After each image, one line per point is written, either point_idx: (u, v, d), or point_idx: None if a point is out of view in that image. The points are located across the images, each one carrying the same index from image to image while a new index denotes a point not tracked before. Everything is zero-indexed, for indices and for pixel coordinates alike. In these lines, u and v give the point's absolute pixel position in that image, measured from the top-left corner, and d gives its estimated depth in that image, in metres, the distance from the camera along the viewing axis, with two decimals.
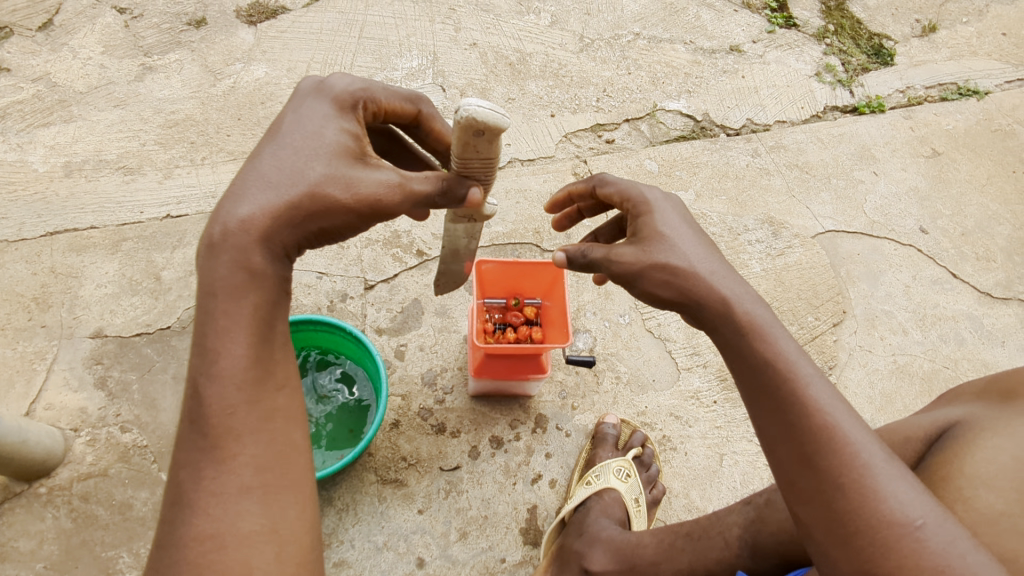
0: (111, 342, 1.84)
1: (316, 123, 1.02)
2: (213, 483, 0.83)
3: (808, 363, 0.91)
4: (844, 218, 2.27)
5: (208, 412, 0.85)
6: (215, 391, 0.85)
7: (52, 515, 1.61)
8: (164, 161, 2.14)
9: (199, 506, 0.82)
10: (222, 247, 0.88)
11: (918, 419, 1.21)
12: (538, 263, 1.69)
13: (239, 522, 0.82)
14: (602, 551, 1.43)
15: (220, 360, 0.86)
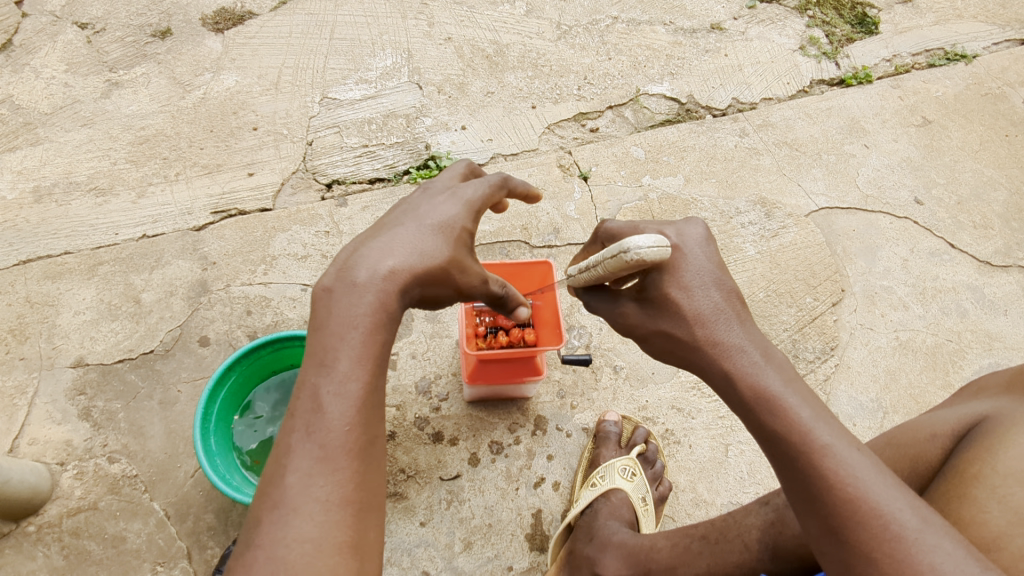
0: (93, 371, 1.78)
1: (437, 208, 1.09)
2: (316, 493, 0.82)
3: (830, 429, 0.84)
4: (837, 193, 2.22)
5: (326, 422, 0.85)
6: (337, 403, 0.86)
7: (43, 553, 1.57)
8: (137, 179, 2.08)
9: (295, 513, 0.81)
10: (361, 288, 0.93)
11: (943, 414, 1.12)
12: (528, 263, 1.64)
13: (332, 538, 0.81)
14: (614, 556, 1.39)
15: (348, 381, 0.87)
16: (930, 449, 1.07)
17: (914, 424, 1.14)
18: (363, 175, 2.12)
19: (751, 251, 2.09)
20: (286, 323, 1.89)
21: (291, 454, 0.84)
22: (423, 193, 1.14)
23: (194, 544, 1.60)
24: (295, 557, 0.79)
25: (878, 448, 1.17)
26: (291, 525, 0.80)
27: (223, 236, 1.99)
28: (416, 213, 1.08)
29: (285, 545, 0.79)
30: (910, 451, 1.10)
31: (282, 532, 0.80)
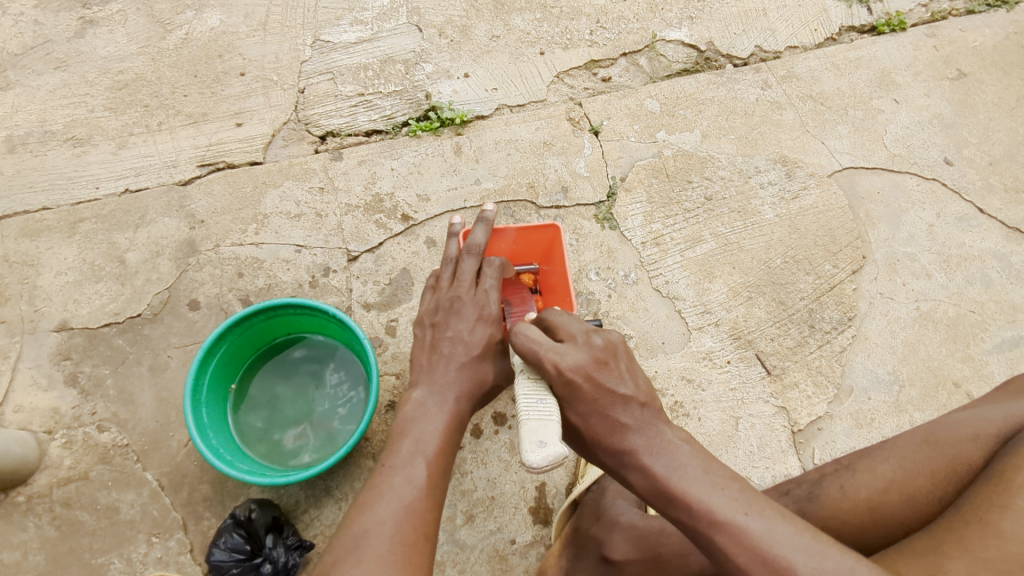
0: (78, 336, 1.70)
1: (468, 324, 1.28)
2: (412, 520, 1.05)
3: (721, 502, 0.94)
4: (863, 152, 2.09)
5: (419, 474, 1.10)
6: (429, 466, 1.12)
7: (34, 524, 1.53)
8: (116, 128, 1.94)
9: (394, 530, 1.02)
10: (442, 397, 1.20)
11: (985, 413, 1.14)
12: (536, 228, 1.54)
13: (416, 557, 1.01)
14: (622, 537, 1.36)
15: (435, 452, 1.14)
16: (970, 450, 1.09)
17: (951, 421, 1.16)
18: (359, 127, 1.99)
19: (769, 213, 1.99)
20: (279, 286, 1.79)
21: (394, 486, 1.07)
22: (451, 310, 1.30)
23: (190, 515, 1.56)
24: (391, 551, 1.00)
25: (910, 444, 1.17)
26: (389, 537, 1.01)
27: (210, 192, 1.87)
28: (451, 336, 1.27)
29: (383, 552, 0.99)
30: (949, 452, 1.11)
31: (380, 540, 1.00)
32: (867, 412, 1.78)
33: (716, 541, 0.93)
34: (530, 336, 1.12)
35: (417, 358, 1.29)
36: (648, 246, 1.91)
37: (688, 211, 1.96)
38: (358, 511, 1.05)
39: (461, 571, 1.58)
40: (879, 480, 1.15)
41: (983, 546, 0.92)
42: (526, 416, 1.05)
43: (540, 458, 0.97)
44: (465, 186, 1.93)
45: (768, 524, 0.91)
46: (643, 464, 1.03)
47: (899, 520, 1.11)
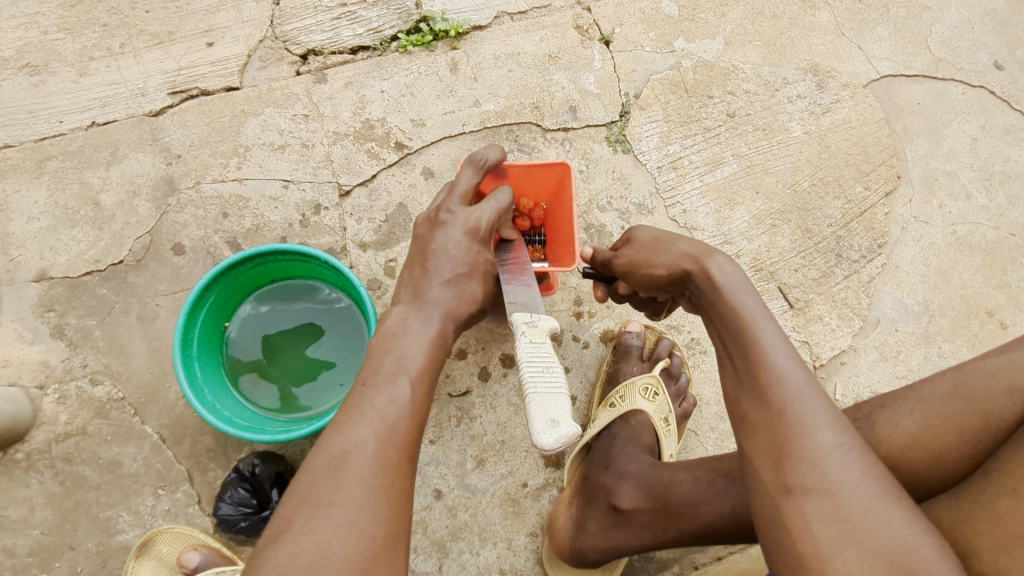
0: (59, 286, 1.60)
1: (455, 242, 1.19)
2: (394, 442, 0.96)
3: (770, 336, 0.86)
4: (904, 57, 1.88)
5: (402, 392, 1.00)
6: (414, 384, 1.02)
7: (37, 480, 1.50)
8: (74, 52, 1.74)
9: (376, 452, 0.93)
10: (426, 314, 1.11)
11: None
12: (542, 164, 1.39)
13: (399, 479, 0.93)
14: (632, 486, 1.29)
15: (419, 371, 1.04)
16: (1005, 405, 0.95)
17: (979, 368, 1.00)
18: (343, 43, 1.78)
19: (797, 131, 1.81)
20: (267, 225, 1.67)
21: (375, 405, 0.97)
22: (432, 221, 1.22)
23: (195, 466, 1.52)
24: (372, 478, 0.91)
25: (937, 394, 1.01)
26: (371, 459, 0.93)
27: (185, 123, 1.71)
28: (435, 249, 1.18)
29: (365, 474, 0.91)
30: (980, 407, 0.96)
31: (362, 462, 0.92)
32: (893, 344, 1.69)
33: (760, 394, 0.81)
34: (522, 269, 1.27)
35: (404, 270, 1.21)
36: (665, 171, 1.76)
37: (709, 130, 1.79)
38: (337, 429, 0.96)
39: (473, 514, 1.56)
40: (901, 437, 1.00)
41: (1015, 518, 0.83)
42: (532, 389, 0.95)
43: (552, 440, 0.88)
44: (463, 108, 1.75)
45: (826, 402, 0.80)
46: (732, 311, 0.90)
47: (921, 480, 1.00)
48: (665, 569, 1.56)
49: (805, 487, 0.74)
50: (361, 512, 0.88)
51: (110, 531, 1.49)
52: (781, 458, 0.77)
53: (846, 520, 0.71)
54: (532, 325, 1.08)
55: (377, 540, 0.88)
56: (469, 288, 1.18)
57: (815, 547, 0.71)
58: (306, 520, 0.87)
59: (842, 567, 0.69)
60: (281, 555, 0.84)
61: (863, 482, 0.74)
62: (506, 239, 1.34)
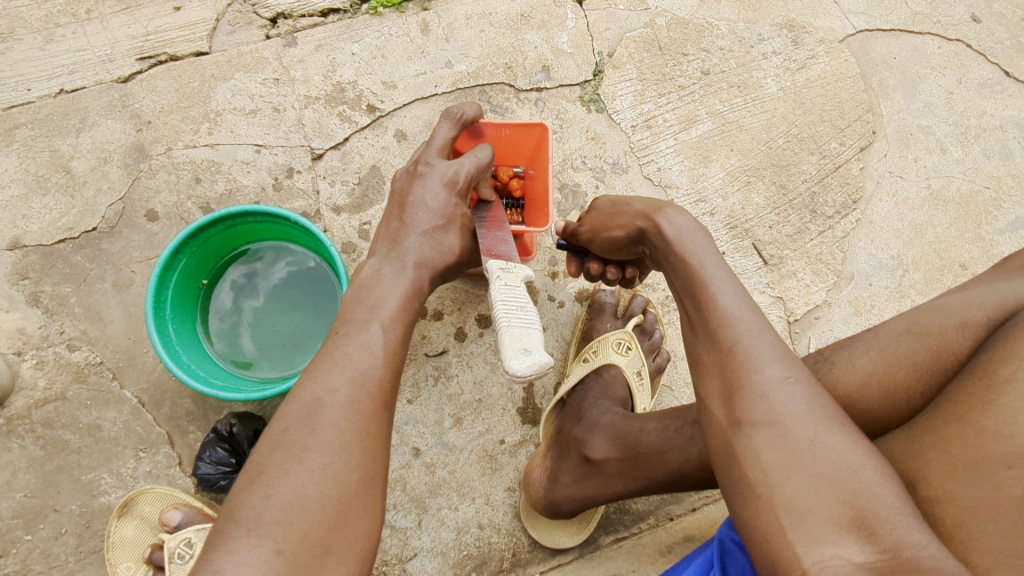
0: (33, 253, 1.60)
1: (435, 193, 1.15)
2: (367, 388, 0.92)
3: (716, 274, 0.91)
4: (880, 11, 1.87)
5: (376, 339, 0.97)
6: (387, 331, 0.99)
7: (18, 444, 1.52)
8: (40, 18, 1.71)
9: (350, 398, 0.90)
10: (399, 264, 1.08)
11: (976, 294, 0.98)
12: (522, 125, 1.37)
13: (375, 426, 0.90)
14: (603, 437, 1.31)
15: (392, 320, 1.01)
16: (958, 340, 0.94)
17: (934, 307, 1.00)
18: (313, 5, 1.76)
19: (772, 87, 1.80)
20: (240, 190, 1.66)
21: (348, 353, 0.94)
22: (411, 173, 1.18)
23: (174, 429, 1.54)
24: (347, 425, 0.88)
25: (892, 334, 1.01)
26: (345, 405, 0.89)
27: (155, 88, 1.69)
28: (415, 199, 1.14)
29: (340, 420, 0.88)
30: (933, 342, 0.96)
31: (335, 409, 0.89)
32: (867, 298, 1.70)
33: (715, 334, 0.85)
34: (500, 226, 1.22)
35: (381, 223, 1.16)
36: (639, 129, 1.75)
37: (683, 88, 1.78)
38: (308, 375, 0.92)
39: (451, 471, 1.58)
40: (857, 375, 1.01)
41: (961, 445, 0.84)
42: (506, 323, 0.92)
43: (523, 366, 0.86)
44: (435, 70, 1.74)
45: (773, 340, 0.83)
46: (685, 261, 0.96)
47: (876, 416, 1.00)
48: (642, 521, 1.59)
49: (754, 421, 0.78)
50: (337, 457, 0.85)
51: (93, 492, 1.51)
52: (731, 394, 0.81)
53: (793, 451, 0.75)
54: (507, 270, 1.05)
55: (352, 485, 0.85)
56: (446, 240, 1.14)
57: (763, 474, 0.75)
58: (280, 464, 0.83)
59: (790, 494, 0.73)
60: (255, 497, 0.81)
61: (809, 413, 0.77)
62: (483, 199, 1.30)
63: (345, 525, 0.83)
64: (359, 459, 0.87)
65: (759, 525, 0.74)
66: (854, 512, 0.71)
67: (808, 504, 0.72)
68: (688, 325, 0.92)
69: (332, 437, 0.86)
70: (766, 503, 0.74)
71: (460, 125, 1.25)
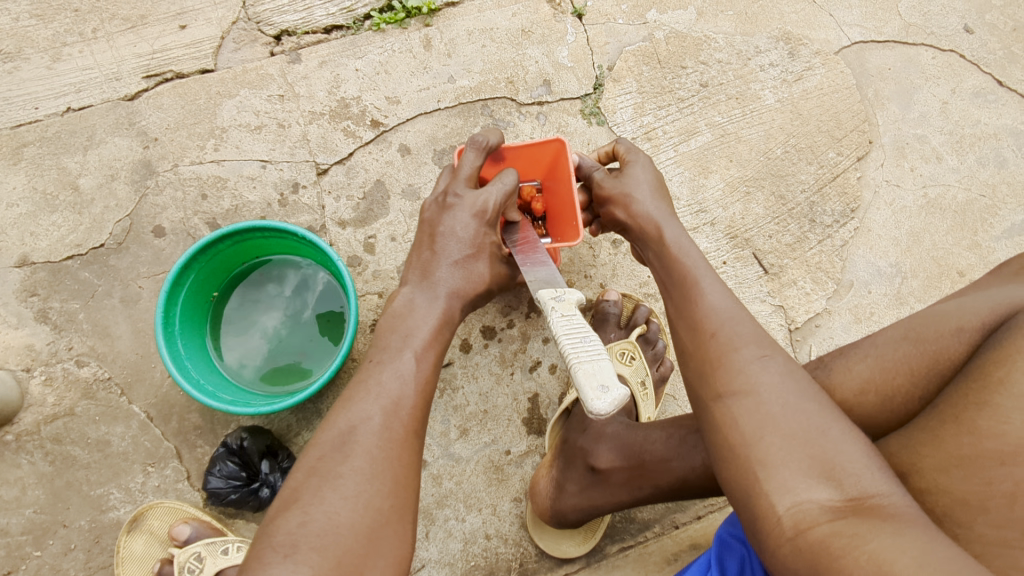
0: (41, 270, 1.62)
1: (464, 221, 1.16)
2: (399, 417, 0.95)
3: (700, 275, 1.02)
4: (875, 23, 1.90)
5: (408, 368, 1.01)
6: (418, 360, 1.02)
7: (27, 460, 1.53)
8: (47, 38, 1.74)
9: (383, 426, 0.93)
10: (432, 294, 1.12)
11: (973, 301, 0.99)
12: (537, 142, 1.36)
13: (407, 454, 0.93)
14: (609, 447, 1.32)
15: (423, 348, 1.05)
16: (954, 345, 0.95)
17: (931, 313, 1.01)
18: (317, 23, 1.78)
19: (769, 99, 1.83)
20: (246, 205, 1.68)
21: (381, 381, 0.97)
22: (439, 203, 1.19)
23: (183, 443, 1.55)
24: (380, 453, 0.90)
25: (889, 340, 1.02)
26: (377, 433, 0.93)
27: (161, 106, 1.71)
28: (445, 230, 1.16)
29: (372, 448, 0.91)
30: (929, 348, 0.97)
31: (369, 436, 0.92)
32: (867, 306, 1.73)
33: (698, 323, 0.94)
34: (534, 246, 1.24)
35: (412, 252, 1.19)
36: (639, 141, 1.77)
37: (682, 100, 1.81)
38: (342, 405, 0.96)
39: (458, 482, 1.59)
40: (856, 381, 1.02)
41: (955, 443, 0.85)
42: (576, 359, 0.90)
43: (607, 404, 0.83)
44: (438, 85, 1.76)
45: (755, 328, 0.91)
46: (677, 264, 1.08)
47: (875, 421, 1.02)
48: (648, 529, 1.60)
49: (732, 392, 0.84)
50: (370, 484, 0.88)
51: (102, 508, 1.52)
52: (713, 373, 0.88)
53: (767, 413, 0.80)
54: (560, 299, 1.05)
55: (384, 511, 0.87)
56: (476, 268, 1.18)
57: (741, 437, 0.80)
58: (315, 492, 0.86)
59: (763, 452, 0.78)
60: (292, 523, 0.83)
61: (782, 383, 0.83)
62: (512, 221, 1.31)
63: (376, 551, 0.84)
64: (392, 486, 0.89)
65: (737, 478, 0.79)
66: (824, 466, 0.75)
67: (779, 458, 0.77)
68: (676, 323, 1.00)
69: (364, 465, 0.89)
70: (743, 460, 0.79)
71: (485, 151, 1.24)
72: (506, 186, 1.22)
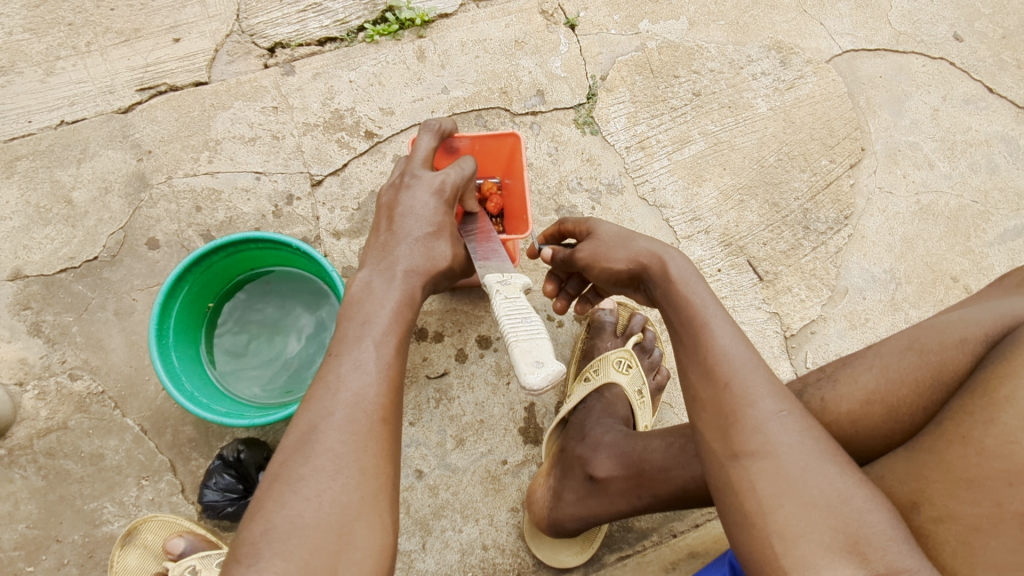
0: (35, 283, 1.61)
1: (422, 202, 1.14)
2: (364, 408, 0.91)
3: (706, 305, 0.94)
4: (865, 32, 1.92)
5: (368, 357, 0.96)
6: (379, 347, 0.97)
7: (20, 475, 1.51)
8: (41, 52, 1.74)
9: (346, 420, 0.90)
10: (389, 275, 1.06)
11: (975, 312, 0.99)
12: (495, 134, 1.39)
13: (372, 444, 0.89)
14: (607, 455, 1.32)
15: (385, 334, 1.00)
16: (957, 356, 0.95)
17: (935, 325, 1.01)
18: (311, 35, 1.79)
19: (762, 107, 1.84)
20: (241, 217, 1.68)
21: (341, 375, 0.93)
22: (398, 186, 1.17)
23: (177, 456, 1.54)
24: (343, 449, 0.87)
25: (894, 350, 1.02)
26: (340, 429, 0.89)
27: (155, 118, 1.72)
28: (405, 211, 1.13)
29: (334, 444, 0.87)
30: (933, 359, 0.97)
31: (330, 432, 0.88)
32: (862, 312, 1.73)
33: (710, 369, 0.88)
34: (489, 238, 1.26)
35: (370, 235, 1.16)
36: (633, 150, 1.78)
37: (675, 109, 1.82)
38: (304, 404, 0.92)
39: (454, 493, 1.58)
40: (861, 392, 1.02)
41: (963, 464, 0.85)
42: (514, 338, 0.94)
43: (540, 379, 0.87)
44: (432, 95, 1.77)
45: (767, 374, 0.86)
46: (682, 301, 0.96)
47: (880, 433, 1.02)
48: (646, 538, 1.59)
49: (749, 452, 0.81)
50: (333, 481, 0.85)
51: (95, 522, 1.50)
52: (727, 429, 0.84)
53: (786, 479, 0.78)
54: (505, 283, 1.07)
55: (353, 506, 0.85)
56: (438, 247, 1.13)
57: (758, 504, 0.78)
58: (277, 497, 0.84)
59: (783, 521, 0.76)
60: (255, 532, 0.82)
61: (802, 444, 0.80)
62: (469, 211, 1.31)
63: (348, 547, 0.83)
64: (361, 480, 0.87)
65: (756, 547, 0.77)
66: (848, 539, 0.74)
67: (800, 529, 0.75)
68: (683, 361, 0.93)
69: (329, 463, 0.86)
70: (761, 531, 0.77)
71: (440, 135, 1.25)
72: (464, 169, 1.21)
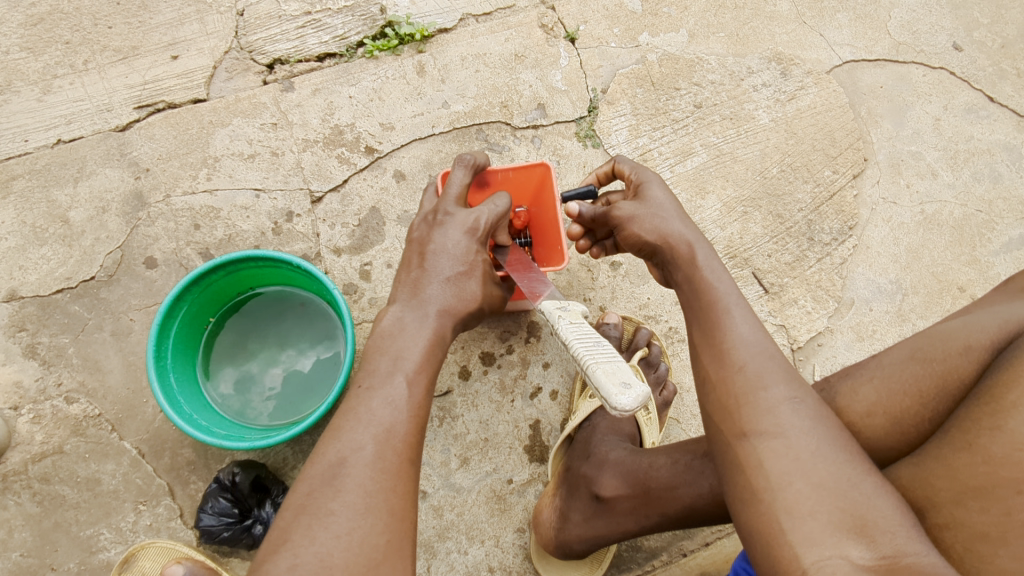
0: (30, 304, 1.59)
1: (455, 237, 1.12)
2: (393, 445, 0.89)
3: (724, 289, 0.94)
4: (865, 42, 1.92)
5: (400, 394, 0.94)
6: (411, 385, 0.96)
7: (14, 501, 1.48)
8: (37, 70, 1.72)
9: (376, 456, 0.87)
10: (421, 313, 1.05)
11: (978, 318, 0.96)
12: (524, 166, 1.36)
13: (401, 484, 0.87)
14: (612, 474, 1.29)
15: (416, 371, 0.98)
16: (962, 364, 0.92)
17: (938, 332, 0.98)
18: (310, 50, 1.78)
19: (764, 119, 1.83)
20: (239, 235, 1.66)
21: (372, 409, 0.91)
22: (431, 221, 1.15)
23: (175, 480, 1.51)
24: (374, 486, 0.85)
25: (896, 361, 0.99)
26: (370, 464, 0.87)
27: (152, 136, 1.70)
28: (436, 247, 1.11)
29: (365, 480, 0.85)
30: (938, 368, 0.94)
31: (361, 468, 0.86)
32: (869, 323, 1.71)
33: (722, 354, 0.88)
34: (526, 266, 1.24)
35: (400, 270, 1.14)
36: (636, 163, 1.77)
37: (677, 121, 1.81)
38: (332, 435, 0.90)
39: (459, 514, 1.55)
40: (862, 404, 0.99)
41: (970, 472, 0.82)
42: (593, 361, 0.88)
43: (632, 399, 0.78)
44: (432, 110, 1.76)
45: (781, 363, 0.86)
46: (701, 287, 0.96)
47: (885, 444, 0.99)
48: (654, 558, 1.56)
49: (759, 432, 0.81)
50: (362, 520, 0.82)
51: (91, 549, 1.47)
52: (736, 411, 0.84)
53: (794, 459, 0.78)
54: (566, 310, 1.03)
55: (380, 549, 0.82)
56: (468, 287, 1.11)
57: (767, 481, 0.77)
58: (305, 531, 0.81)
59: (790, 500, 0.75)
60: (280, 568, 0.78)
61: (813, 429, 0.80)
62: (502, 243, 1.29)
63: None
64: (388, 518, 0.84)
65: (762, 528, 0.76)
66: (855, 520, 0.73)
67: (808, 507, 0.74)
68: (694, 342, 0.94)
69: (355, 500, 0.84)
70: (770, 509, 0.76)
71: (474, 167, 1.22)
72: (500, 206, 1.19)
